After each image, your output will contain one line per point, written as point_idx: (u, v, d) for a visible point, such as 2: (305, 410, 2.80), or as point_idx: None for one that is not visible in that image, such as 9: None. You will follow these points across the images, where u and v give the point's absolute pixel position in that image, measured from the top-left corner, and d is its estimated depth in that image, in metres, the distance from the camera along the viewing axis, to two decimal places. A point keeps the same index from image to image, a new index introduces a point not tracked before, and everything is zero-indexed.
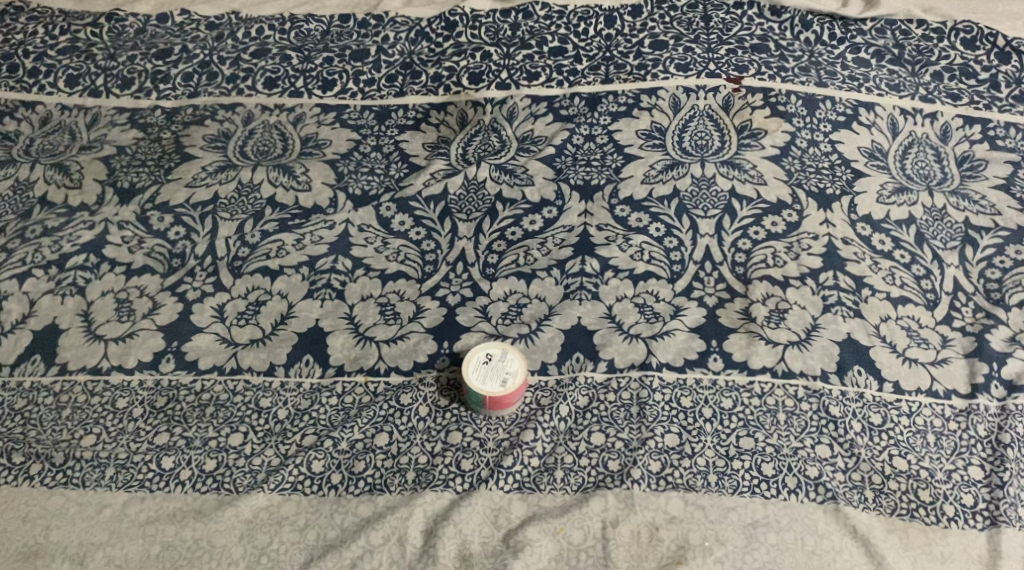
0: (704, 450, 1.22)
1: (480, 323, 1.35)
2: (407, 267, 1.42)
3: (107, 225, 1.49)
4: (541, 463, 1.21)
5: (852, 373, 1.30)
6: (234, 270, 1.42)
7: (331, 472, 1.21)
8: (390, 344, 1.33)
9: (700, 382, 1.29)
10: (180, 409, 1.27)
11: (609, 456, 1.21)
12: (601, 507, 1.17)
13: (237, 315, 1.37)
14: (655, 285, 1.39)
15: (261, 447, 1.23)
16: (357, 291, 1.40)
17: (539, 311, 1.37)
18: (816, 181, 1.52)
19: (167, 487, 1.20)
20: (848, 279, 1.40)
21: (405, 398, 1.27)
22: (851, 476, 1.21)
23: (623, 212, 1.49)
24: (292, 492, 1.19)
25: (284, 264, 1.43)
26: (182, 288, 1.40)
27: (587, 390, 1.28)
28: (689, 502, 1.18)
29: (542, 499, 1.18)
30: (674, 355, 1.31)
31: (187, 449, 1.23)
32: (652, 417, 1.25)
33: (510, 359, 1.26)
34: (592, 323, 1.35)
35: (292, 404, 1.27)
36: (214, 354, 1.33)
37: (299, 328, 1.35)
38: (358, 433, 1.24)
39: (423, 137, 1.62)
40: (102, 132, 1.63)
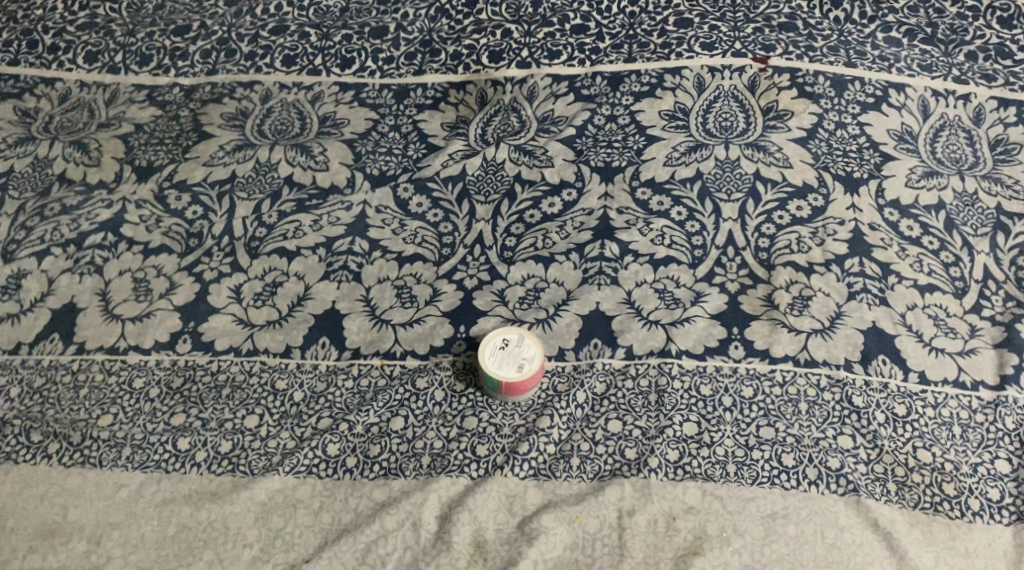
0: (723, 439, 1.20)
1: (497, 307, 1.34)
2: (424, 249, 1.41)
3: (125, 204, 1.50)
4: (557, 450, 1.19)
5: (876, 363, 1.28)
6: (251, 251, 1.42)
7: (346, 455, 1.19)
8: (406, 328, 1.32)
9: (720, 370, 1.26)
10: (196, 390, 1.26)
11: (627, 444, 1.19)
12: (617, 495, 1.14)
13: (254, 297, 1.36)
14: (676, 271, 1.38)
15: (277, 429, 1.21)
16: (374, 273, 1.39)
17: (558, 294, 1.35)
18: (843, 164, 1.50)
19: (182, 468, 1.17)
20: (874, 266, 1.38)
21: (421, 381, 1.26)
22: (874, 468, 1.18)
23: (644, 195, 1.47)
24: (307, 475, 1.17)
25: (301, 244, 1.42)
26: (198, 268, 1.40)
27: (605, 376, 1.26)
28: (708, 492, 1.15)
29: (557, 486, 1.16)
30: (694, 342, 1.29)
31: (203, 430, 1.21)
32: (671, 405, 1.23)
33: (528, 345, 1.24)
34: (611, 308, 1.33)
35: (307, 386, 1.26)
36: (231, 336, 1.32)
37: (315, 310, 1.34)
38: (374, 416, 1.22)
39: (442, 117, 1.60)
40: (121, 110, 1.64)
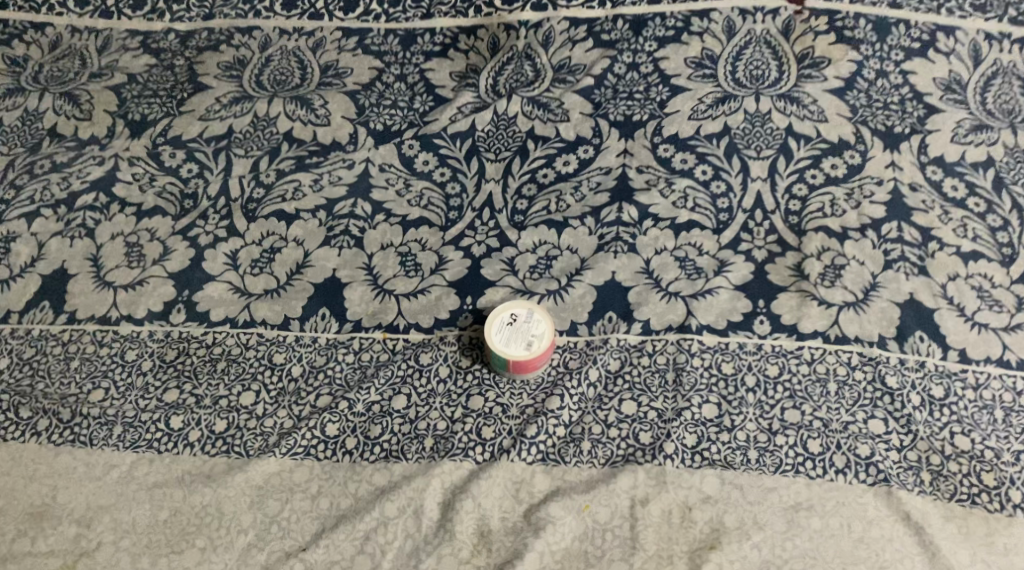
0: (745, 423, 1.12)
1: (506, 277, 1.26)
2: (430, 213, 1.34)
3: (118, 161, 1.42)
4: (567, 433, 1.12)
5: (913, 340, 1.19)
6: (248, 213, 1.35)
7: (345, 436, 1.13)
8: (411, 299, 1.25)
9: (744, 347, 1.18)
10: (191, 363, 1.20)
11: (642, 427, 1.12)
12: (630, 484, 1.08)
13: (251, 263, 1.30)
14: (698, 237, 1.29)
15: (273, 407, 1.15)
16: (377, 239, 1.31)
17: (571, 263, 1.27)
18: (883, 117, 1.38)
19: (175, 449, 1.12)
20: (913, 231, 1.28)
21: (425, 357, 1.19)
22: (907, 455, 1.10)
23: (666, 152, 1.37)
24: (305, 457, 1.11)
25: (300, 207, 1.35)
26: (193, 232, 1.33)
27: (620, 353, 1.18)
28: (726, 481, 1.08)
29: (566, 472, 1.09)
30: (716, 316, 1.21)
31: (197, 408, 1.15)
32: (689, 386, 1.15)
33: (537, 321, 1.17)
34: (628, 279, 1.25)
35: (306, 360, 1.20)
36: (226, 306, 1.25)
37: (315, 279, 1.27)
38: (375, 394, 1.16)
39: (450, 65, 1.51)
40: (114, 58, 1.55)
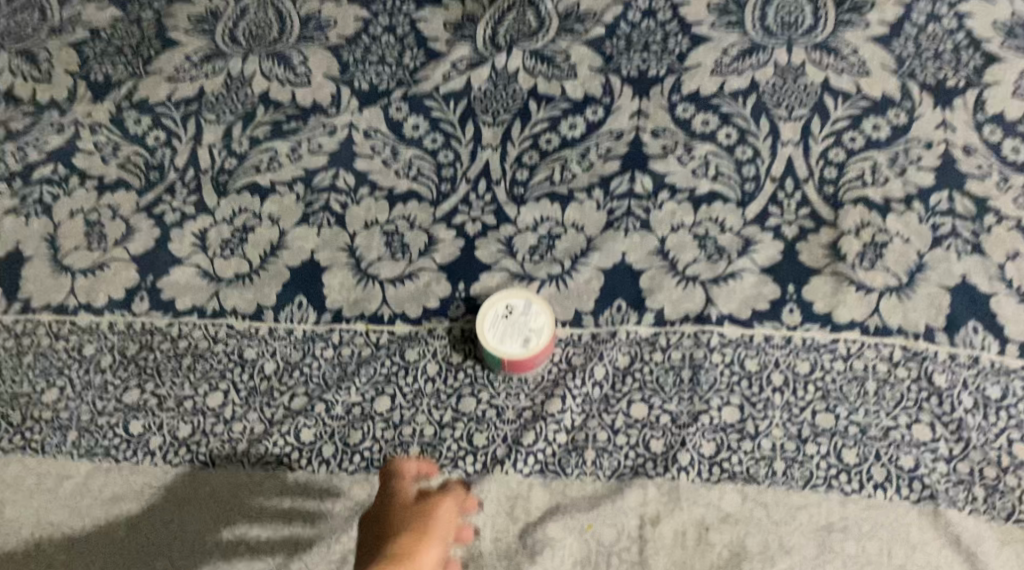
0: (770, 429, 0.99)
1: (503, 259, 1.13)
2: (420, 186, 1.20)
3: (78, 127, 1.28)
4: (569, 441, 1.00)
5: (965, 331, 1.04)
6: (219, 187, 1.22)
7: (322, 443, 1.02)
8: (397, 285, 1.12)
9: (771, 341, 1.04)
10: (153, 359, 1.08)
11: (653, 434, 1.00)
12: (640, 500, 0.97)
13: (221, 244, 1.17)
14: (721, 211, 1.14)
15: (243, 410, 1.04)
16: (361, 216, 1.18)
17: (576, 243, 1.14)
18: (934, 69, 1.21)
19: (134, 458, 1.02)
20: (967, 202, 1.12)
21: (411, 353, 1.07)
22: (956, 468, 0.97)
23: (686, 112, 1.21)
24: (277, 468, 1.00)
25: (276, 179, 1.21)
26: (159, 209, 1.20)
27: (629, 346, 1.05)
28: (748, 497, 0.96)
29: (567, 486, 0.98)
30: (739, 304, 1.07)
31: (159, 411, 1.04)
32: (708, 386, 1.02)
33: (536, 314, 1.03)
34: (639, 262, 1.11)
35: (281, 356, 1.08)
36: (193, 293, 1.13)
37: (291, 262, 1.15)
38: (356, 395, 1.04)
39: (445, 14, 1.33)
40: (76, 10, 1.39)
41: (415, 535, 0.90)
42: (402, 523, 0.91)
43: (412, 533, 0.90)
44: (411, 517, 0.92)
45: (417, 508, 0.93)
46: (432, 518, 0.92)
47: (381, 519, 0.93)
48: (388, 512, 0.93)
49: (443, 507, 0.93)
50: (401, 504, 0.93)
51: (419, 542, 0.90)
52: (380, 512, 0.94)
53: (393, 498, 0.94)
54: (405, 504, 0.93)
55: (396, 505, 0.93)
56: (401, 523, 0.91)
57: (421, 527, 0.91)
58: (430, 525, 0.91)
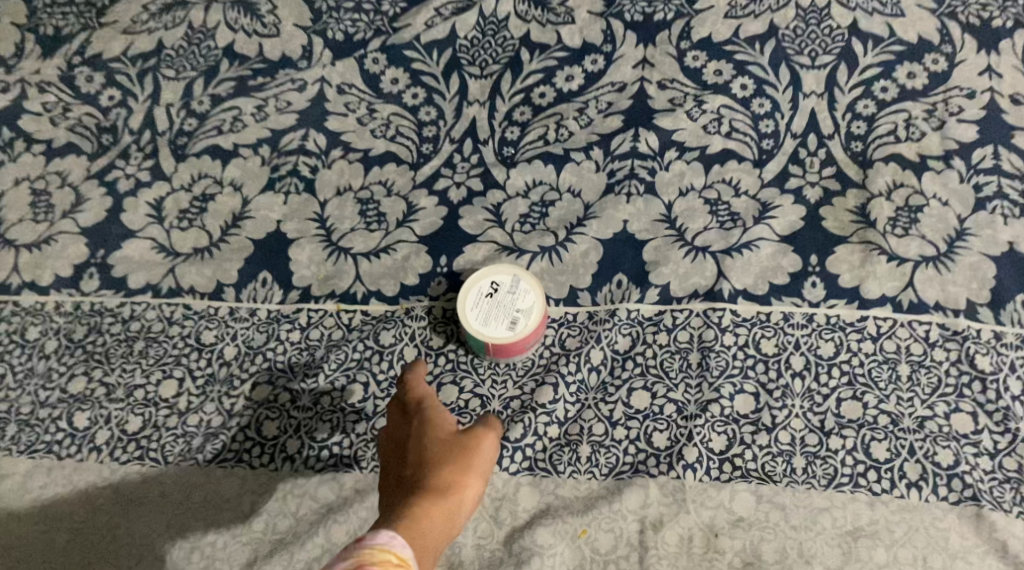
0: (789, 420, 0.88)
1: (490, 229, 1.01)
2: (398, 148, 1.08)
3: (24, 86, 1.15)
4: (561, 434, 0.90)
5: (1012, 307, 0.92)
6: (177, 151, 1.10)
7: (286, 438, 0.91)
8: (372, 260, 1.01)
9: (790, 320, 0.93)
10: (102, 344, 0.98)
11: (656, 426, 0.89)
12: (640, 502, 0.86)
13: (178, 214, 1.06)
14: (735, 171, 1.02)
15: (200, 401, 0.94)
16: (333, 181, 1.06)
17: (571, 210, 1.02)
18: (978, 7, 1.06)
19: (79, 454, 0.92)
20: (1014, 159, 0.99)
21: (386, 336, 0.96)
22: (1002, 464, 0.86)
23: (696, 61, 1.08)
24: (235, 465, 0.90)
25: (239, 141, 1.10)
26: (112, 176, 1.09)
27: (630, 327, 0.94)
28: (764, 499, 0.85)
29: (558, 485, 0.88)
30: (755, 278, 0.95)
31: (107, 402, 0.94)
32: (718, 371, 0.91)
33: (524, 292, 0.92)
34: (642, 230, 0.99)
35: (242, 339, 0.97)
36: (147, 269, 1.02)
37: (255, 234, 1.03)
38: (325, 384, 0.94)
39: None
40: None
41: (455, 473, 0.79)
42: (442, 455, 0.81)
43: (452, 471, 0.79)
44: (451, 452, 0.81)
45: (457, 440, 0.82)
46: (474, 453, 0.81)
47: (415, 450, 0.82)
48: (422, 440, 0.82)
49: (485, 441, 0.82)
50: (438, 434, 0.82)
51: (459, 481, 0.79)
52: (413, 439, 0.83)
53: (427, 425, 0.83)
54: (442, 433, 0.83)
55: (431, 435, 0.83)
56: (444, 453, 0.81)
57: (462, 463, 0.80)
58: (472, 460, 0.81)
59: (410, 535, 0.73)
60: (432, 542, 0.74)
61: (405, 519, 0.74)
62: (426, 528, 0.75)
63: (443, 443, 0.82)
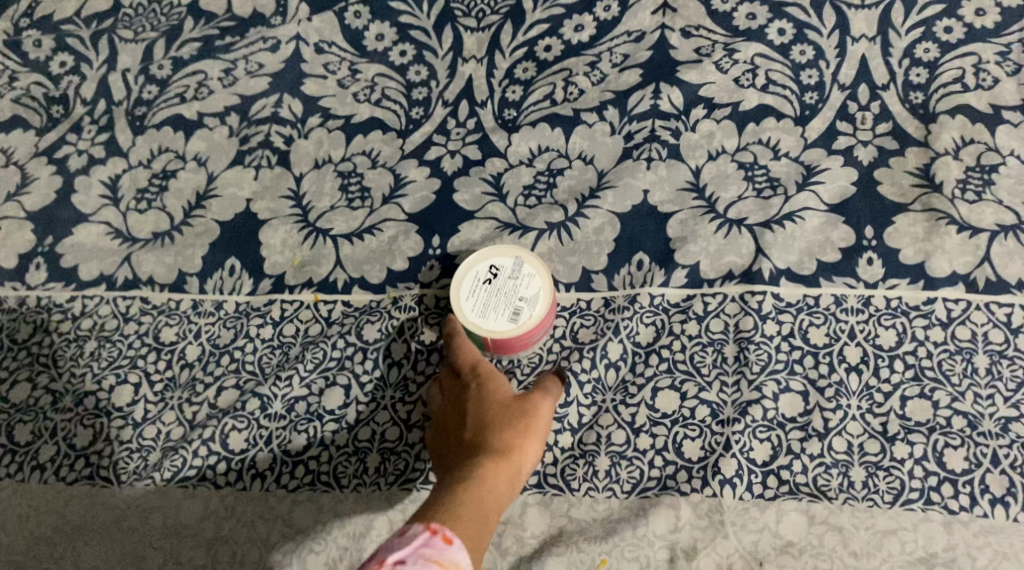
0: (846, 424, 0.75)
1: (489, 203, 0.88)
2: (384, 113, 0.93)
3: None
4: (575, 444, 0.77)
5: None
6: (134, 122, 0.96)
7: (256, 451, 0.80)
8: (354, 242, 0.88)
9: (843, 304, 0.79)
10: (48, 346, 0.86)
11: (687, 434, 0.76)
12: (670, 526, 0.74)
13: (136, 195, 0.93)
14: (773, 131, 0.87)
15: (158, 410, 0.82)
16: (310, 153, 0.93)
17: (583, 180, 0.88)
18: None
19: (20, 474, 0.81)
20: None
21: (371, 330, 0.84)
22: None
23: (726, 3, 0.92)
24: (198, 484, 0.79)
25: (204, 110, 0.96)
26: (62, 152, 0.95)
27: (654, 316, 0.81)
28: (818, 521, 0.73)
29: (572, 506, 0.75)
30: (800, 255, 0.81)
31: (51, 413, 0.83)
32: (759, 366, 0.78)
33: (528, 277, 0.78)
34: (666, 201, 0.85)
35: (206, 337, 0.85)
36: (101, 259, 0.89)
37: (221, 215, 0.90)
38: (300, 388, 0.82)
39: None
40: None
41: (517, 444, 0.73)
42: (500, 422, 0.74)
43: (514, 441, 0.73)
44: (511, 417, 0.74)
45: (517, 405, 0.75)
46: (535, 420, 0.74)
47: (473, 415, 0.75)
48: (478, 406, 0.75)
49: (547, 407, 0.75)
50: (496, 399, 0.75)
51: (519, 447, 0.73)
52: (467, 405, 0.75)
53: (484, 390, 0.76)
54: (498, 399, 0.75)
55: (488, 400, 0.75)
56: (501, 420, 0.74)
57: (524, 431, 0.73)
58: (531, 426, 0.74)
59: (475, 516, 0.67)
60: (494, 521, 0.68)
61: (470, 496, 0.68)
62: (490, 505, 0.69)
63: (503, 409, 0.75)
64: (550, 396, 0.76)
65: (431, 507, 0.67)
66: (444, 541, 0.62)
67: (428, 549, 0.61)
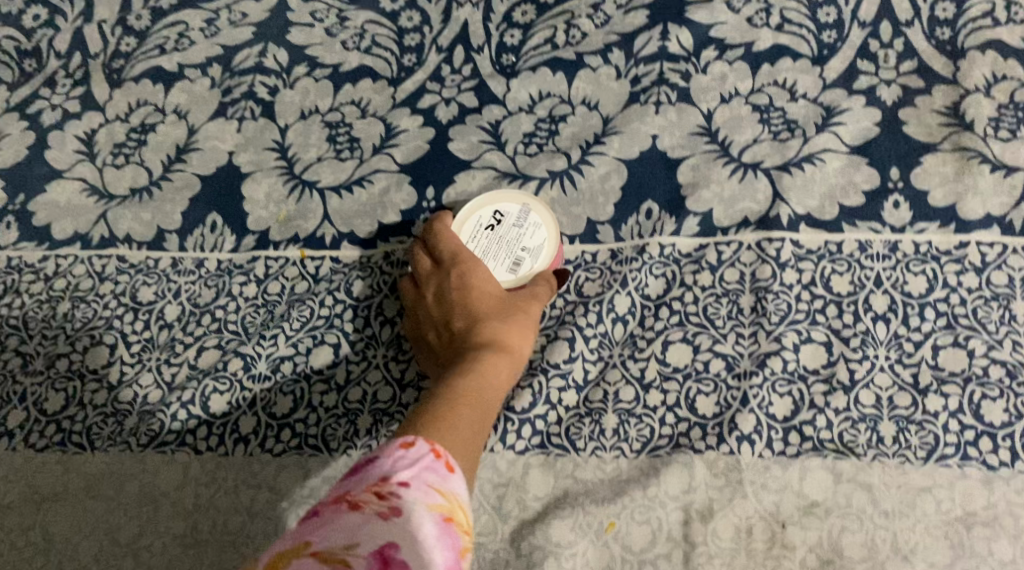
0: (874, 376, 0.70)
1: (487, 152, 0.82)
2: (374, 60, 0.88)
3: None
4: (580, 402, 0.72)
5: None
6: (110, 75, 0.91)
7: (239, 414, 0.75)
8: (343, 195, 0.82)
9: (868, 249, 0.73)
10: (19, 307, 0.80)
11: (700, 389, 0.71)
12: (684, 486, 0.68)
13: (113, 149, 0.87)
14: (789, 72, 0.81)
15: (135, 372, 0.77)
16: (295, 103, 0.87)
17: (586, 126, 0.82)
18: None
19: None
20: None
21: (362, 287, 0.79)
22: None
23: None
24: (177, 450, 0.74)
25: (184, 61, 0.90)
26: (35, 107, 0.90)
27: (664, 266, 0.75)
28: (845, 479, 0.67)
29: (577, 467, 0.70)
30: (820, 200, 0.76)
31: (22, 376, 0.78)
32: (779, 316, 0.72)
33: (533, 227, 0.74)
34: (675, 146, 0.80)
35: (187, 296, 0.80)
36: (75, 216, 0.84)
37: (203, 168, 0.85)
38: (286, 347, 0.77)
39: None
40: None
41: (512, 336, 0.69)
42: (493, 317, 0.70)
43: (507, 332, 0.69)
44: (504, 312, 0.70)
45: (510, 300, 0.71)
46: (528, 313, 0.71)
47: (465, 310, 0.70)
48: (469, 301, 0.71)
49: (540, 299, 0.72)
50: (485, 291, 0.71)
51: (516, 342, 0.69)
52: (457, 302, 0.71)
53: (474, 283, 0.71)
54: (490, 293, 0.71)
55: (478, 294, 0.71)
56: (494, 315, 0.70)
57: (520, 325, 0.70)
58: (525, 320, 0.70)
59: (477, 404, 0.62)
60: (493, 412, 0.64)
61: (471, 387, 0.63)
62: (492, 399, 0.64)
63: (495, 301, 0.71)
64: (544, 290, 0.72)
65: (431, 397, 0.62)
66: (448, 468, 0.56)
67: (432, 471, 0.55)
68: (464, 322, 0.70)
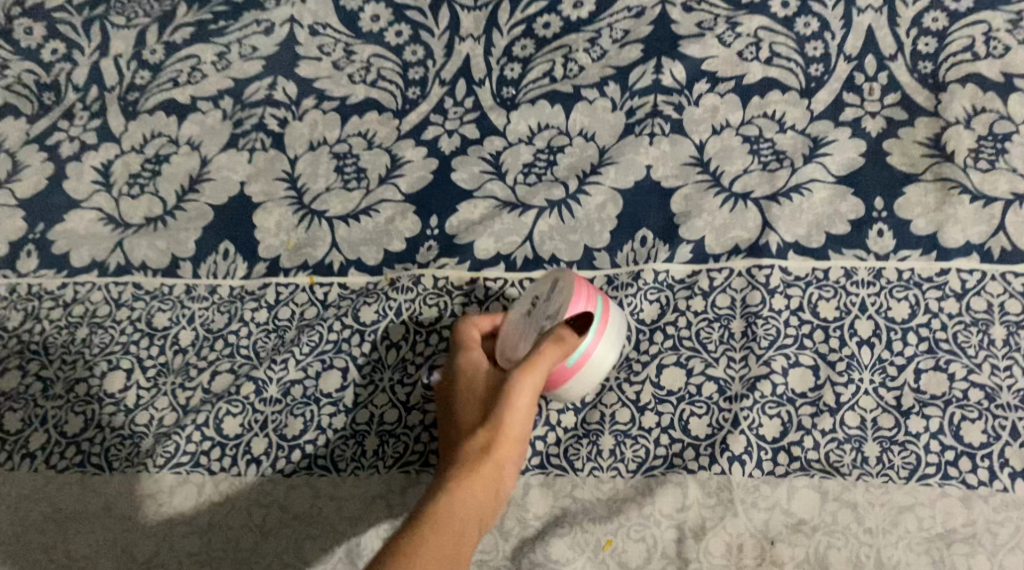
0: (859, 398, 0.73)
1: (488, 183, 0.86)
2: (380, 93, 0.92)
3: None
4: (578, 425, 0.75)
5: None
6: (126, 108, 0.94)
7: (251, 436, 0.78)
8: (350, 223, 0.86)
9: (853, 276, 0.77)
10: (40, 333, 0.84)
11: (693, 410, 0.74)
12: (676, 505, 0.71)
13: (128, 180, 0.91)
14: (778, 104, 0.85)
15: (151, 396, 0.80)
16: (304, 135, 0.91)
17: (584, 157, 0.86)
18: None
19: (10, 463, 0.79)
20: None
21: (368, 312, 0.82)
22: None
23: None
24: (192, 471, 0.77)
25: (197, 94, 0.94)
26: (53, 139, 0.94)
27: (658, 292, 0.78)
28: (831, 498, 0.70)
29: (576, 487, 0.73)
30: (808, 229, 0.79)
31: (42, 400, 0.81)
32: (768, 341, 0.75)
33: (558, 294, 0.72)
34: (669, 177, 0.83)
35: (200, 321, 0.83)
36: (92, 245, 0.88)
37: (215, 198, 0.89)
38: (295, 371, 0.80)
39: None
40: None
41: (494, 429, 0.65)
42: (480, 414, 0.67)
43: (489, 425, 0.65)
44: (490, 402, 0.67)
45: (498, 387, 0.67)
46: (515, 388, 0.66)
47: (457, 411, 0.68)
48: (461, 403, 0.68)
49: (530, 372, 0.66)
50: (476, 388, 0.69)
51: (501, 433, 0.65)
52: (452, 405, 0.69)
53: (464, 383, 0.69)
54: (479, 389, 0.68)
55: (468, 392, 0.69)
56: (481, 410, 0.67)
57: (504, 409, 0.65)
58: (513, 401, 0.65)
59: (446, 522, 0.59)
60: (475, 521, 0.60)
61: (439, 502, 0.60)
62: (469, 506, 0.61)
63: (483, 396, 0.68)
64: (542, 354, 0.67)
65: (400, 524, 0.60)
66: None
67: None
68: (454, 428, 0.68)
